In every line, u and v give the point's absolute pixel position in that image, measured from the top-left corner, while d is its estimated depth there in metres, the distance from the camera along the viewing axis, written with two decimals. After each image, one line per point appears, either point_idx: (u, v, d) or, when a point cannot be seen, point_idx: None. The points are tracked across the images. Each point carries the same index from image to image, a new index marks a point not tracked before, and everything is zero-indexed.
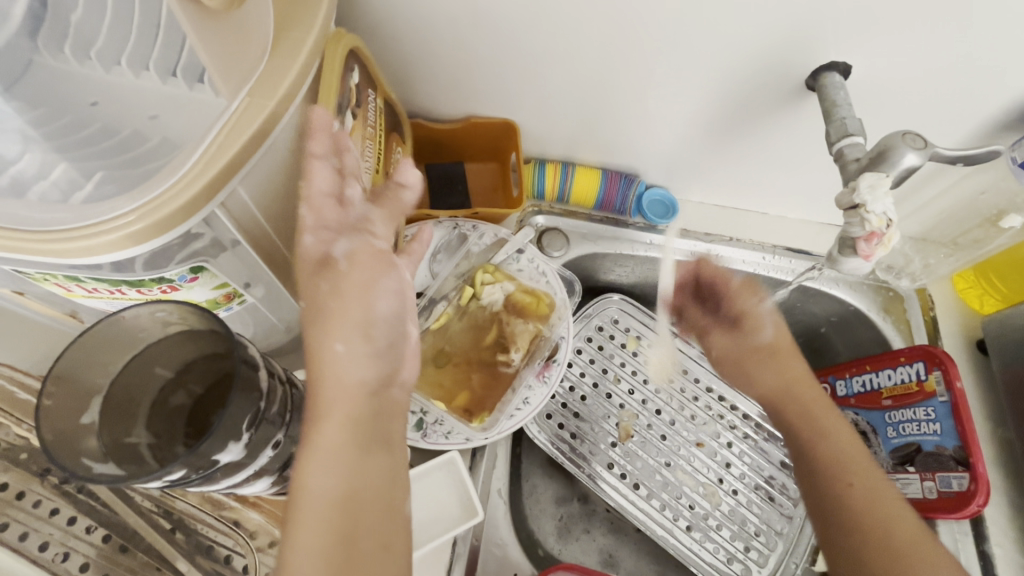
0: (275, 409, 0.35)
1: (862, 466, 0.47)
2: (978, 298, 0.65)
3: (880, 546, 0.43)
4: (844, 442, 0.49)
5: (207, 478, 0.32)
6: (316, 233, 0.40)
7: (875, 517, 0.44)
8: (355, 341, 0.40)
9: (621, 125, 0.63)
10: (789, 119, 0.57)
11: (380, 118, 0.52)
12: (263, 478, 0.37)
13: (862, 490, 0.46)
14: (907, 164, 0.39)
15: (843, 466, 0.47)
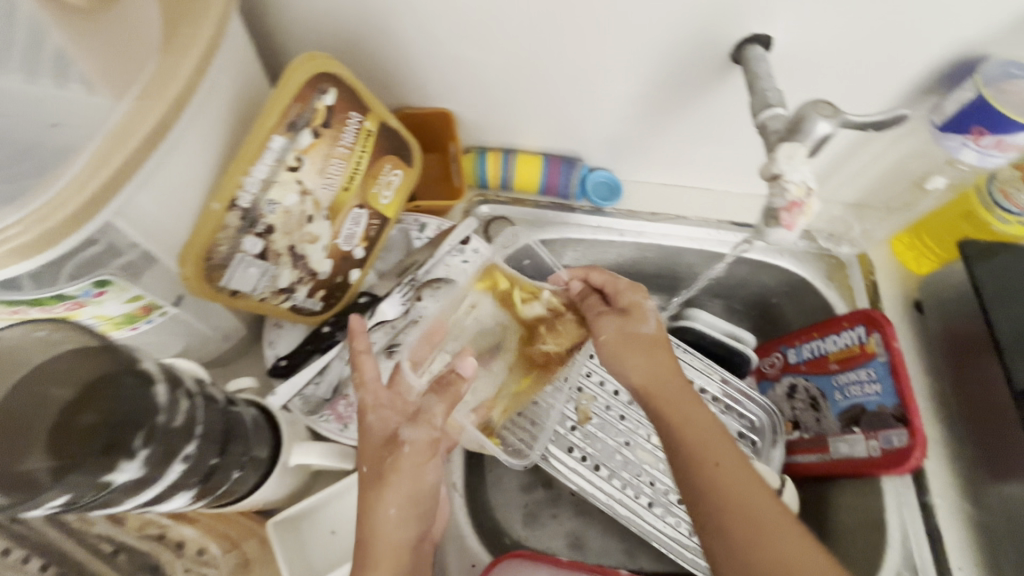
0: (179, 424, 0.36)
1: (736, 467, 0.42)
2: (916, 260, 0.66)
3: (736, 521, 0.40)
4: (718, 454, 0.43)
5: (106, 498, 0.33)
6: (375, 413, 0.45)
7: (737, 507, 0.40)
8: (384, 462, 0.43)
9: (557, 107, 0.62)
10: (720, 92, 0.57)
11: (396, 137, 0.55)
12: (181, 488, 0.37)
13: (728, 468, 0.42)
14: (820, 132, 0.40)
15: (708, 456, 0.43)
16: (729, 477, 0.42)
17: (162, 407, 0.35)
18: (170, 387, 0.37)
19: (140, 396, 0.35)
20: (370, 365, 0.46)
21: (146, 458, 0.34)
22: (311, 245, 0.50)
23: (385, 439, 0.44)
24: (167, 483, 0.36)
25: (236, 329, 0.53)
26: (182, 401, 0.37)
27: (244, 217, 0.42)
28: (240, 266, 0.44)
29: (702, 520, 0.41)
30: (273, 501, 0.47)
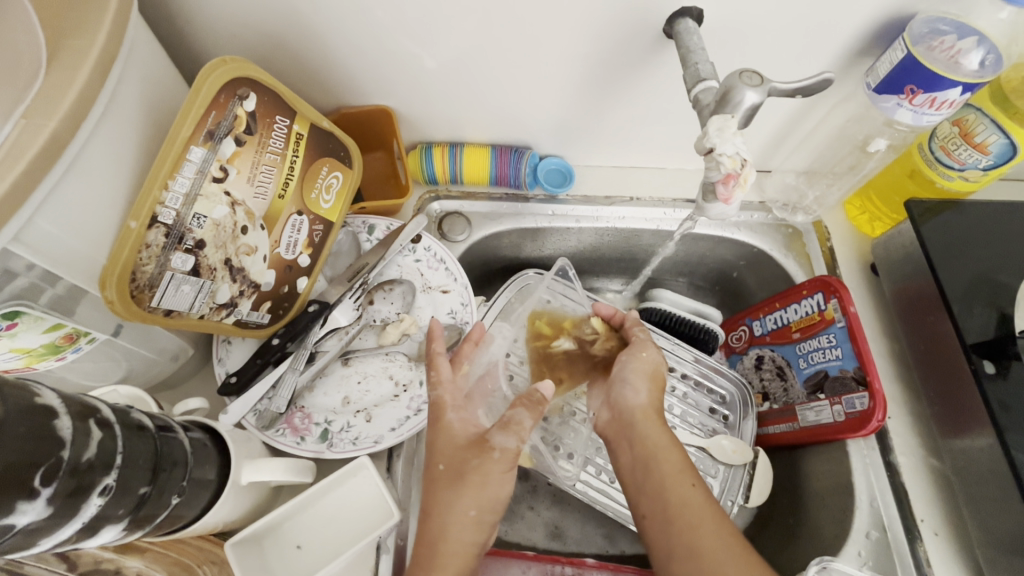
0: (95, 455, 0.28)
1: (691, 500, 0.44)
2: (869, 223, 0.68)
3: (682, 551, 0.42)
4: (675, 487, 0.44)
5: None
6: (454, 413, 0.49)
7: (684, 537, 0.42)
8: (466, 465, 0.46)
9: (498, 97, 0.61)
10: (658, 68, 0.57)
11: (331, 138, 0.53)
12: (108, 527, 0.30)
13: (687, 491, 0.44)
14: (748, 102, 0.39)
15: (665, 487, 0.45)
16: (683, 510, 0.43)
17: (68, 437, 0.27)
18: (77, 414, 0.28)
19: (38, 433, 0.25)
20: (446, 367, 0.52)
21: (55, 498, 0.26)
22: (249, 257, 0.48)
23: (469, 442, 0.47)
24: (81, 524, 0.28)
25: (184, 349, 0.52)
26: (95, 430, 0.28)
27: (168, 233, 0.41)
28: (171, 284, 0.42)
29: (656, 549, 0.44)
30: (230, 521, 0.45)
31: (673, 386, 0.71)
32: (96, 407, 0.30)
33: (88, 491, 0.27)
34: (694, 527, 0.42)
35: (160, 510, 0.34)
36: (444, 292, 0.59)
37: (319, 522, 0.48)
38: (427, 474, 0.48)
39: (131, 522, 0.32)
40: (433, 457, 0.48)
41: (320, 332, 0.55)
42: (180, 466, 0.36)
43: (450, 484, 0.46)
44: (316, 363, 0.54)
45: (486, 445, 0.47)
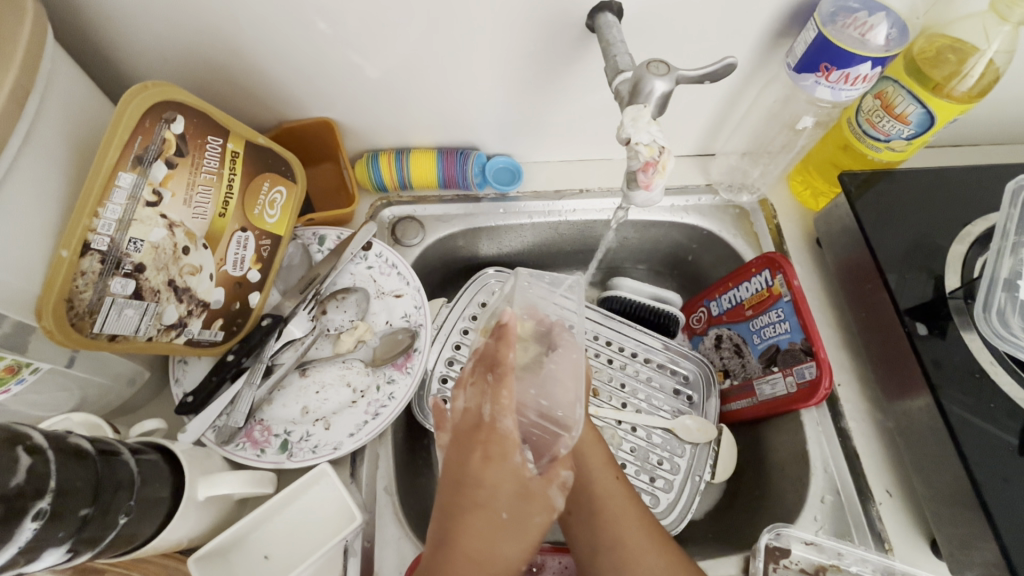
0: (23, 480, 0.29)
1: (614, 490, 0.50)
2: (812, 197, 0.69)
3: (607, 545, 0.48)
4: (602, 479, 0.50)
5: None
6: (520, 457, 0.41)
7: (611, 532, 0.48)
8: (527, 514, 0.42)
9: (437, 100, 0.62)
10: (588, 59, 0.58)
11: (271, 154, 0.54)
12: (50, 551, 0.31)
13: (612, 487, 0.50)
14: (659, 91, 0.40)
15: (592, 481, 0.50)
16: (607, 501, 0.49)
17: None
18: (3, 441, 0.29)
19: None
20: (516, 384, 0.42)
21: None
22: (194, 276, 0.49)
23: (532, 488, 0.42)
24: (16, 549, 0.28)
25: (139, 372, 0.53)
26: (23, 457, 0.29)
27: (104, 259, 0.41)
28: (113, 309, 0.43)
29: (579, 544, 0.49)
30: (193, 538, 0.46)
31: (637, 372, 0.73)
32: (27, 434, 0.31)
33: (19, 516, 0.28)
34: (615, 521, 0.48)
35: (106, 531, 0.35)
36: (397, 296, 0.60)
37: (280, 532, 0.50)
38: (484, 521, 0.39)
39: (75, 545, 0.32)
40: (485, 500, 0.40)
41: (276, 344, 0.56)
42: (124, 486, 0.36)
43: (507, 533, 0.40)
44: (273, 375, 0.55)
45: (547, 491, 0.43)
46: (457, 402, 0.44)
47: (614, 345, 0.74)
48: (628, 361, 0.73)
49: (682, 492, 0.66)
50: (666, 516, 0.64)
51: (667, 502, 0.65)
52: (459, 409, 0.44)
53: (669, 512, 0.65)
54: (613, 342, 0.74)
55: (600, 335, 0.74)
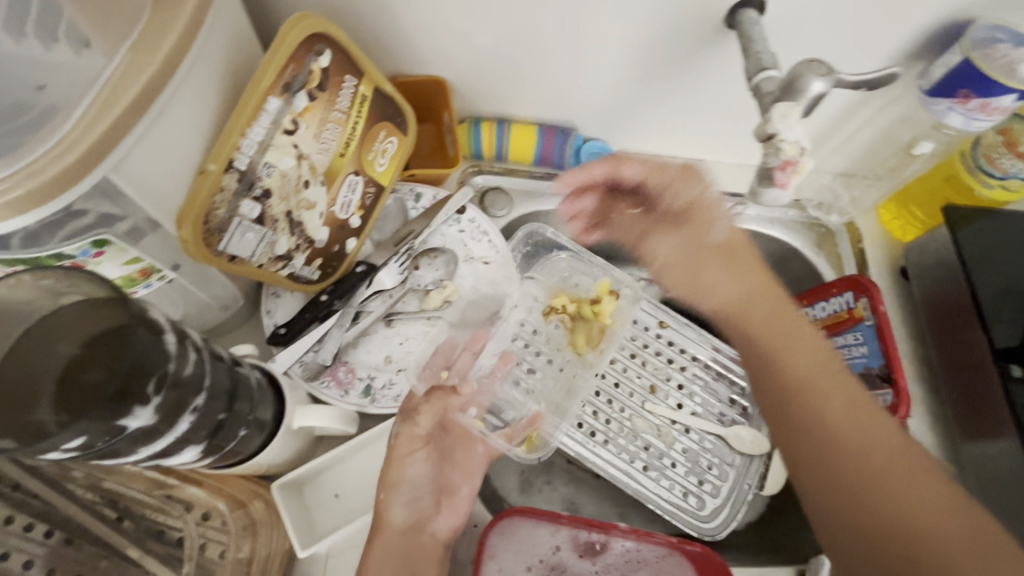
0: (190, 374, 0.32)
1: (804, 351, 0.44)
2: (902, 228, 0.68)
3: (810, 426, 0.41)
4: (793, 346, 0.44)
5: (113, 447, 0.28)
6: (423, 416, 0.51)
7: (815, 408, 0.42)
8: (453, 487, 0.53)
9: (550, 76, 0.62)
10: (714, 55, 0.57)
11: (393, 105, 0.55)
12: (190, 448, 0.33)
13: (801, 347, 0.44)
14: (815, 92, 0.40)
15: (774, 355, 0.44)
16: (793, 377, 0.43)
17: (174, 356, 0.31)
18: (178, 336, 0.32)
19: (148, 349, 0.30)
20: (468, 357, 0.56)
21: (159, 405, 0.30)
22: (308, 212, 0.49)
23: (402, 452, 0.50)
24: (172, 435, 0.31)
25: (233, 298, 0.53)
26: (190, 353, 0.32)
27: (241, 179, 0.42)
28: (238, 230, 0.44)
29: (777, 429, 0.44)
30: (277, 465, 0.47)
31: (694, 375, 0.71)
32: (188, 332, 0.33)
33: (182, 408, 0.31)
34: (824, 398, 0.42)
35: (228, 441, 0.36)
36: (486, 264, 0.60)
37: (360, 470, 0.51)
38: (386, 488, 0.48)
39: (206, 449, 0.35)
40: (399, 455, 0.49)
41: (367, 292, 0.57)
42: (247, 402, 0.38)
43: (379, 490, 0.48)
44: (361, 322, 0.56)
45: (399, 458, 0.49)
46: (420, 423, 0.51)
47: (676, 346, 0.72)
48: (687, 363, 0.71)
49: (730, 500, 0.65)
50: (712, 519, 0.64)
51: (714, 507, 0.65)
52: (418, 429, 0.51)
53: (714, 517, 0.64)
54: (675, 342, 0.72)
55: (664, 333, 0.73)
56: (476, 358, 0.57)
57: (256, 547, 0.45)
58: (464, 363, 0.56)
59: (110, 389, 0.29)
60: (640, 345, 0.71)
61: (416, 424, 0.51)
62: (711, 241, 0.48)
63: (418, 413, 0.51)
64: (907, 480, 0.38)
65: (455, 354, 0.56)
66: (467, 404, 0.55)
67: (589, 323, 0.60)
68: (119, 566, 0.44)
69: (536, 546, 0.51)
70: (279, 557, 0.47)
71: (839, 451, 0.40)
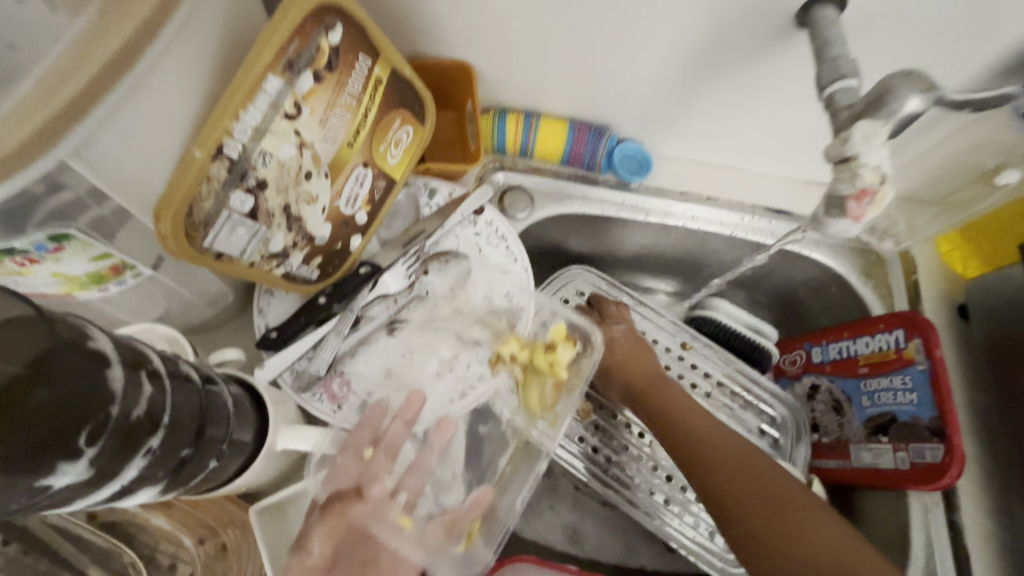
0: (142, 415, 0.28)
1: (724, 435, 0.49)
2: (961, 260, 0.61)
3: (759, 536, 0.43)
4: (720, 433, 0.49)
5: (43, 504, 0.25)
6: (317, 533, 0.41)
7: (741, 491, 0.45)
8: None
9: (588, 67, 0.55)
10: (777, 55, 0.50)
11: (410, 90, 0.49)
12: (147, 488, 0.29)
13: (725, 448, 0.48)
14: (909, 109, 0.34)
15: (707, 455, 0.48)
16: (706, 453, 0.48)
17: (118, 397, 0.26)
18: (129, 364, 0.28)
19: (87, 385, 0.26)
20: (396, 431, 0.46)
21: (98, 456, 0.26)
22: (309, 206, 0.44)
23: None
24: (122, 482, 0.28)
25: (223, 294, 0.49)
26: (146, 382, 0.28)
27: (231, 169, 0.37)
28: (226, 226, 0.39)
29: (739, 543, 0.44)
30: (257, 486, 0.43)
31: (721, 405, 0.65)
32: (147, 356, 0.30)
33: (133, 451, 0.27)
34: (730, 470, 0.46)
35: (198, 472, 0.33)
36: (503, 272, 0.55)
37: None
38: None
39: (169, 485, 0.31)
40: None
41: (369, 295, 0.52)
42: (222, 428, 0.34)
43: None
44: (361, 329, 0.51)
45: None
46: (312, 551, 0.40)
47: (700, 372, 0.66)
48: (713, 391, 0.65)
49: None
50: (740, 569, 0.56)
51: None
52: (310, 559, 0.40)
53: (742, 565, 0.57)
54: (696, 365, 0.67)
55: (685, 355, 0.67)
56: (410, 427, 0.47)
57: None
58: (395, 434, 0.47)
59: (31, 436, 0.24)
60: (663, 368, 0.65)
61: (309, 551, 0.41)
62: (636, 343, 0.57)
63: (309, 537, 0.41)
64: (802, 514, 0.43)
65: (382, 423, 0.46)
66: (387, 500, 0.45)
67: (542, 377, 0.51)
68: None
69: None
70: None
71: (777, 525, 0.43)
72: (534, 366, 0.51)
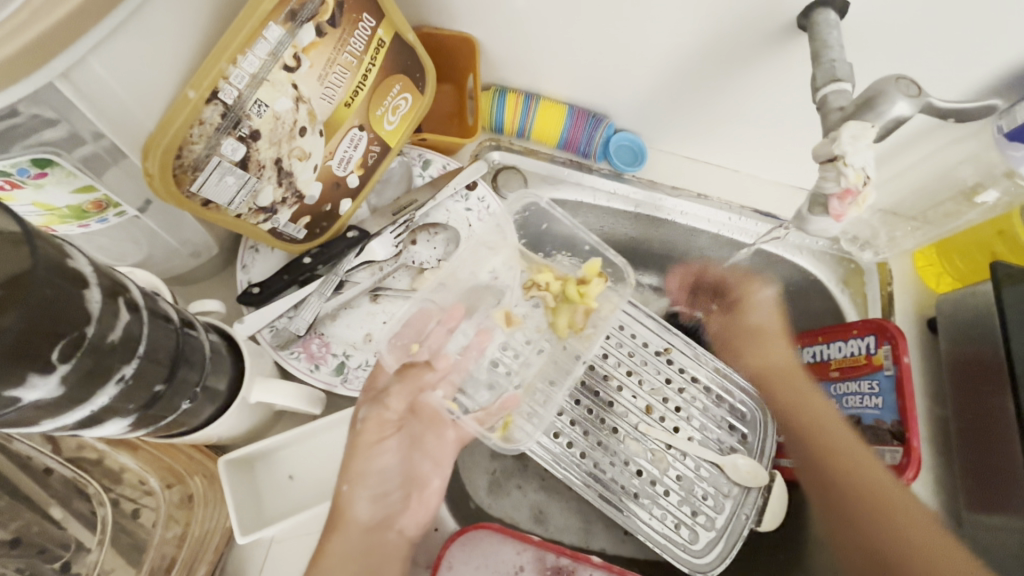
0: (117, 339, 0.28)
1: (841, 437, 0.56)
2: (935, 277, 0.62)
3: (875, 524, 0.51)
4: (833, 432, 0.56)
5: (13, 418, 0.25)
6: (392, 397, 0.47)
7: (864, 492, 0.52)
8: (424, 478, 0.50)
9: (592, 53, 0.55)
10: (777, 57, 0.51)
11: (413, 57, 0.48)
12: (116, 419, 0.30)
13: (848, 464, 0.54)
14: (896, 112, 0.35)
15: (816, 432, 0.58)
16: (833, 440, 0.56)
17: (93, 317, 0.27)
18: (107, 290, 0.28)
19: (66, 302, 0.26)
20: (440, 338, 0.52)
21: (71, 374, 0.26)
22: (301, 162, 0.43)
23: (368, 438, 0.46)
24: (91, 407, 0.28)
25: (207, 246, 0.48)
26: (123, 311, 0.29)
27: (225, 114, 0.36)
28: (215, 172, 0.38)
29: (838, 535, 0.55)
30: (228, 437, 0.43)
31: (693, 398, 0.65)
32: (126, 287, 0.30)
33: (104, 375, 0.28)
34: (848, 473, 0.53)
35: (169, 412, 0.34)
36: (491, 249, 0.55)
37: (316, 453, 0.46)
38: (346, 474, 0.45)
39: (138, 419, 0.32)
40: (359, 447, 0.46)
41: (354, 261, 0.52)
42: (197, 371, 0.35)
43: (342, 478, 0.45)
44: (344, 293, 0.51)
45: (362, 442, 0.46)
46: (390, 406, 0.47)
47: (677, 365, 0.66)
48: (687, 384, 0.65)
49: (725, 532, 0.60)
50: (705, 555, 0.59)
51: (707, 541, 0.60)
52: (388, 412, 0.47)
53: (708, 551, 0.59)
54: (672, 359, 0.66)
55: (662, 350, 0.66)
56: (451, 334, 0.53)
57: (190, 526, 0.43)
58: (436, 339, 0.52)
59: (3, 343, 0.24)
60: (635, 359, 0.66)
61: (388, 406, 0.47)
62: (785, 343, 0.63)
63: (388, 394, 0.47)
64: (911, 516, 0.50)
65: (426, 327, 0.51)
66: (438, 381, 0.51)
67: (573, 305, 0.54)
68: (38, 524, 0.40)
69: (497, 563, 0.47)
70: (218, 536, 0.44)
71: (875, 504, 0.51)
72: (564, 295, 0.55)
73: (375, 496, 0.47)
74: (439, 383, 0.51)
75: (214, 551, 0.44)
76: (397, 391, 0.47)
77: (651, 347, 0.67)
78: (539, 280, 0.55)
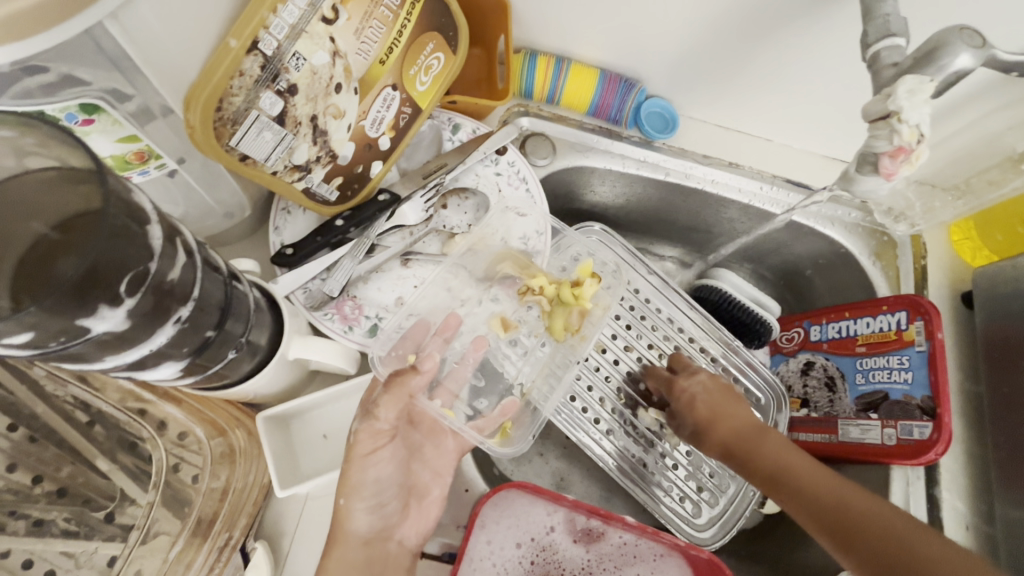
0: (175, 280, 0.30)
1: (822, 483, 0.41)
2: (971, 250, 0.61)
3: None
4: (810, 477, 0.42)
5: (78, 348, 0.26)
6: (383, 409, 0.43)
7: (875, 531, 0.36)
8: (423, 488, 0.50)
9: (627, 15, 0.54)
10: (821, 20, 0.49)
11: (446, 13, 0.47)
12: (169, 361, 0.32)
13: (792, 478, 0.43)
14: (959, 65, 0.34)
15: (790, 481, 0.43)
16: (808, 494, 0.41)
17: (158, 255, 0.28)
18: (164, 232, 0.29)
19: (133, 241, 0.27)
20: (437, 346, 0.51)
21: (134, 310, 0.27)
22: (335, 120, 0.43)
23: (362, 452, 0.43)
24: (147, 346, 0.29)
25: (240, 207, 0.48)
26: (178, 253, 0.30)
27: (265, 66, 0.36)
28: (254, 127, 0.38)
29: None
30: (265, 394, 0.44)
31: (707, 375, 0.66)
32: (180, 231, 0.31)
33: (163, 316, 0.29)
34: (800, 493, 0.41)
35: (214, 360, 0.35)
36: (521, 215, 0.54)
37: (347, 414, 0.47)
38: (344, 489, 0.43)
39: (186, 363, 0.33)
40: (353, 464, 0.43)
41: (386, 225, 0.52)
42: (241, 323, 0.36)
43: (342, 491, 0.43)
44: (375, 256, 0.51)
45: (358, 454, 0.42)
46: (381, 417, 0.43)
47: (686, 335, 0.66)
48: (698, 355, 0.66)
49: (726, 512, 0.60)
50: (706, 529, 0.59)
51: (709, 516, 0.60)
52: (379, 424, 0.43)
53: (709, 526, 0.59)
54: (692, 337, 0.67)
55: (686, 329, 0.67)
56: (447, 345, 0.52)
57: (232, 479, 0.44)
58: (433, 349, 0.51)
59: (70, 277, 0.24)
60: (659, 334, 0.66)
61: (380, 417, 0.43)
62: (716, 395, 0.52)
63: (378, 406, 0.43)
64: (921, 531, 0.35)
65: (424, 338, 0.51)
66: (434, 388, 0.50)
67: (567, 308, 0.52)
68: (83, 475, 0.42)
69: (529, 523, 0.50)
70: (257, 490, 0.45)
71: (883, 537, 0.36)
72: (559, 299, 0.52)
73: (377, 509, 0.45)
74: (435, 393, 0.50)
75: (252, 504, 0.44)
76: (386, 401, 0.43)
77: (675, 324, 0.67)
78: (534, 286, 0.53)
